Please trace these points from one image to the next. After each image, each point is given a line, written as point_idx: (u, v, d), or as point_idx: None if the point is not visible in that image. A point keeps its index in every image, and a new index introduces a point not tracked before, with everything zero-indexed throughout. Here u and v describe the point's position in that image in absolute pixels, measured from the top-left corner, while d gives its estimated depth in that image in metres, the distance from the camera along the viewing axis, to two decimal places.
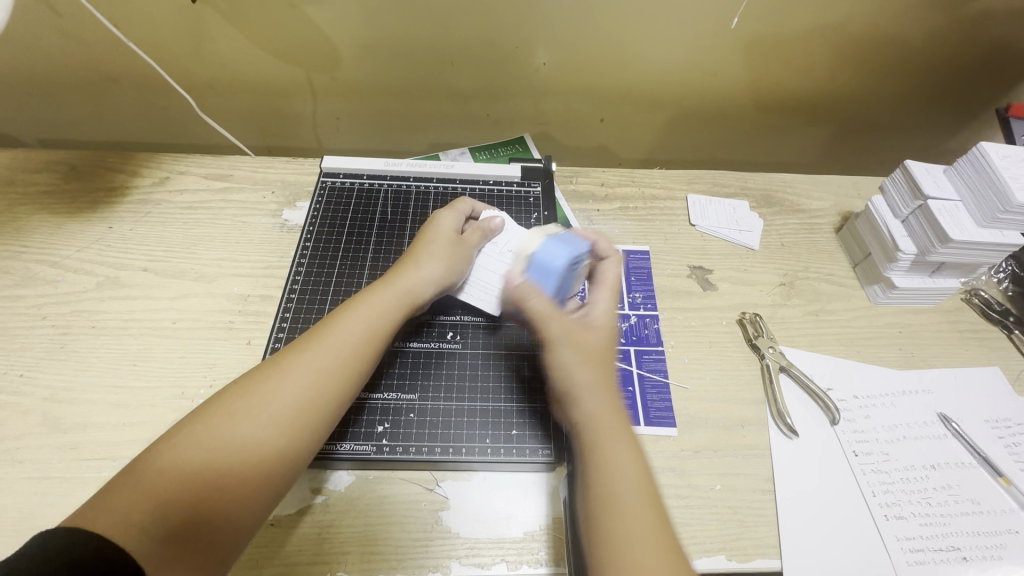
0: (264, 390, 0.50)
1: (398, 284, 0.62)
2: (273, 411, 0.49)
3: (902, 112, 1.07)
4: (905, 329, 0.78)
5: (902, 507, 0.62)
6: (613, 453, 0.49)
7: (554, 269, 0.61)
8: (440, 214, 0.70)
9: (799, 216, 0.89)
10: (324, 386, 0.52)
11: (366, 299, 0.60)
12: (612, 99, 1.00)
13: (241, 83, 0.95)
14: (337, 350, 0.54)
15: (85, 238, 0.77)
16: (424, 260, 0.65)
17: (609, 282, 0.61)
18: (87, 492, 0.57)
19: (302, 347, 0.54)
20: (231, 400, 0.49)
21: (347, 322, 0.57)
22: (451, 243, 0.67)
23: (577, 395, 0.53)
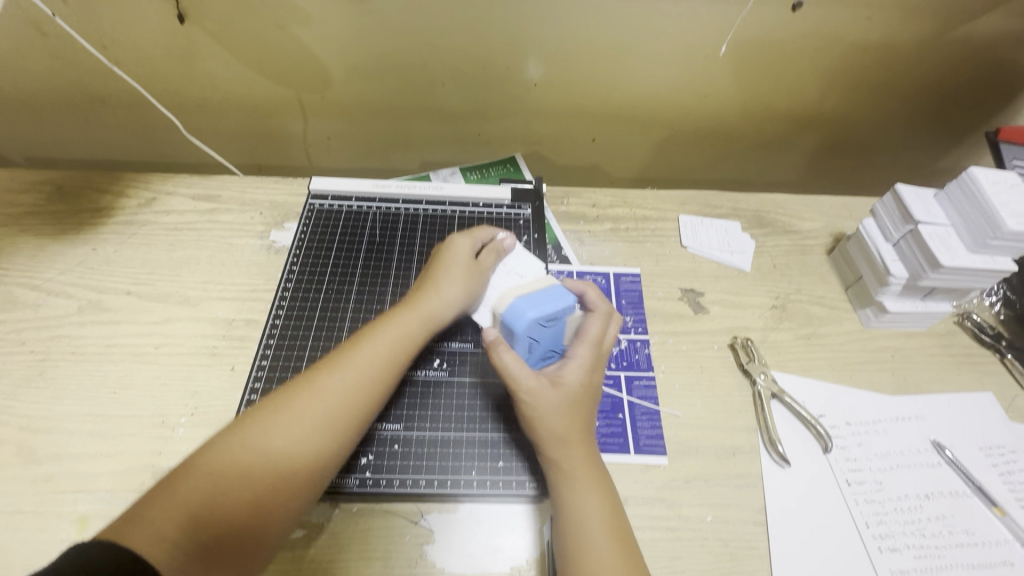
0: (293, 408, 0.51)
1: (421, 304, 0.63)
2: (300, 430, 0.50)
3: (893, 132, 1.07)
4: (898, 353, 0.77)
5: (896, 539, 0.61)
6: (581, 496, 0.53)
7: (534, 327, 0.58)
8: (457, 235, 0.71)
9: (790, 238, 0.89)
10: (351, 406, 0.53)
11: (392, 319, 0.61)
12: (604, 119, 1.00)
13: (231, 103, 0.95)
14: (364, 370, 0.55)
15: (68, 261, 0.76)
16: (445, 280, 0.65)
17: (590, 339, 0.61)
18: (60, 526, 0.56)
19: (330, 365, 0.55)
20: (262, 417, 0.51)
21: (374, 343, 0.58)
22: (470, 263, 0.67)
23: (549, 445, 0.56)
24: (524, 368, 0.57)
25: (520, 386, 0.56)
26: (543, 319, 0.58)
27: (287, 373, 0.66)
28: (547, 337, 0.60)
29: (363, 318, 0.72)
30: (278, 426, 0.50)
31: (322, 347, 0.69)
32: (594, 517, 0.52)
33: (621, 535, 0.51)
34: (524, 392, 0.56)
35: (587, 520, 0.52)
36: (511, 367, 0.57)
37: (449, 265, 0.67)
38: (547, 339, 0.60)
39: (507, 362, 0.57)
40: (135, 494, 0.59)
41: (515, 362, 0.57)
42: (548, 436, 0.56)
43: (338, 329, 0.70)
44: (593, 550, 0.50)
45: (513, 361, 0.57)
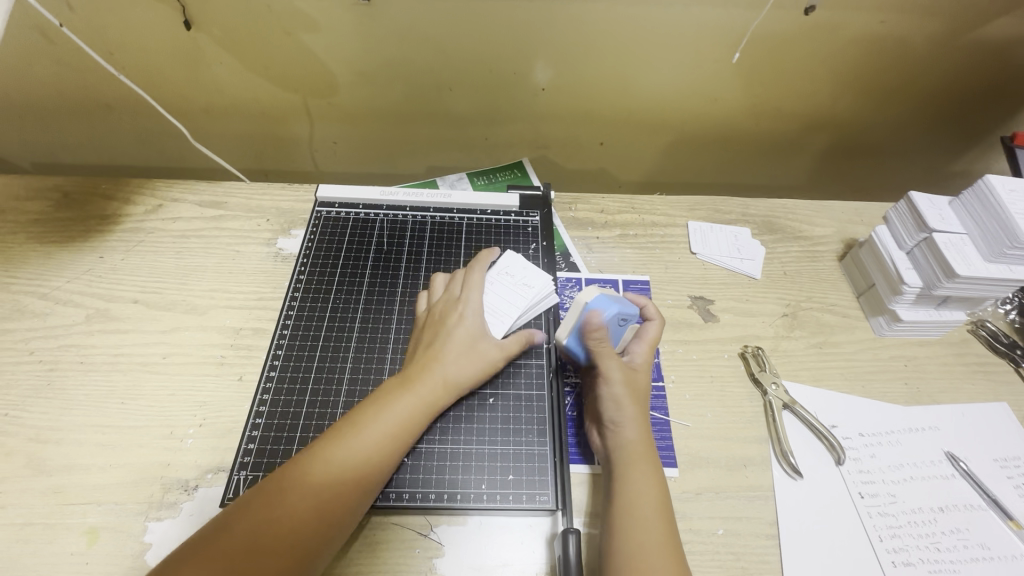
0: (290, 500, 0.49)
1: (424, 381, 0.59)
2: (293, 526, 0.48)
3: (904, 136, 1.06)
4: (911, 362, 0.76)
5: (910, 553, 0.60)
6: (642, 479, 0.56)
7: (615, 323, 0.63)
8: (465, 307, 0.65)
9: (801, 244, 0.88)
10: (365, 481, 0.53)
11: (393, 396, 0.58)
12: (612, 123, 1.00)
13: (237, 109, 0.94)
14: (363, 459, 0.53)
15: (75, 269, 0.76)
16: (450, 361, 0.61)
17: (650, 339, 0.66)
18: (70, 539, 0.56)
19: (328, 449, 0.53)
20: (255, 507, 0.49)
21: (374, 426, 0.55)
22: (479, 346, 0.63)
23: (626, 426, 0.59)
24: (614, 357, 0.62)
25: (608, 372, 0.62)
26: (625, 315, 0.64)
27: (295, 385, 0.66)
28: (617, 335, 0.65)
29: (371, 328, 0.71)
30: (271, 519, 0.48)
31: (330, 359, 0.68)
32: (649, 499, 0.54)
33: (669, 522, 0.53)
34: (610, 377, 0.61)
35: (645, 499, 0.54)
36: (604, 355, 0.62)
37: (454, 344, 0.62)
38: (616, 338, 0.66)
39: (601, 350, 0.62)
40: (144, 506, 0.58)
41: (608, 352, 0.62)
42: (622, 421, 0.60)
43: (346, 340, 0.70)
44: (647, 525, 0.52)
45: (607, 350, 0.62)
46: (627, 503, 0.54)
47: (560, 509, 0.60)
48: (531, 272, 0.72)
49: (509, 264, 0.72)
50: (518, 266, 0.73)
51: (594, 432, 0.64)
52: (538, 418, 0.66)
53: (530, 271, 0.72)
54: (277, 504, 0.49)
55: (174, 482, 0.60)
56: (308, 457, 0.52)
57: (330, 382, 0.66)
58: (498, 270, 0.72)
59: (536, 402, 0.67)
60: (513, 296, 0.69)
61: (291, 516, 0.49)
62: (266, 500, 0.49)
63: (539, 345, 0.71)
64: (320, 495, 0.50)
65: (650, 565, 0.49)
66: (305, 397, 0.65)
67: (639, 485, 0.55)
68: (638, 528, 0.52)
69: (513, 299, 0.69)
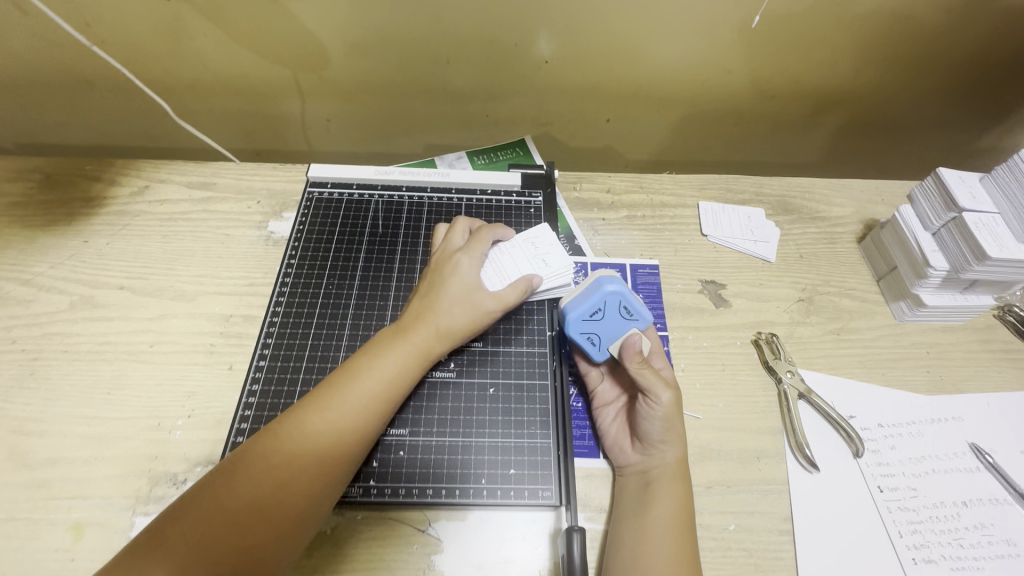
0: (283, 450, 0.48)
1: (417, 330, 0.57)
2: (289, 475, 0.47)
3: (928, 110, 1.00)
4: (934, 349, 0.72)
5: (931, 550, 0.57)
6: (672, 497, 0.54)
7: (607, 301, 0.61)
8: (464, 256, 0.62)
9: (818, 225, 0.84)
10: (359, 433, 0.51)
11: (385, 347, 0.55)
12: (619, 98, 0.95)
13: (224, 84, 0.90)
14: (357, 410, 0.51)
15: (58, 254, 0.73)
16: (444, 310, 0.58)
17: (657, 350, 0.63)
18: (54, 534, 0.54)
19: (321, 400, 0.51)
20: (251, 465, 0.47)
21: (368, 376, 0.53)
22: (475, 296, 0.60)
23: (668, 441, 0.57)
24: (662, 378, 0.58)
25: (658, 395, 0.57)
26: (624, 305, 0.61)
27: (285, 375, 0.63)
28: (605, 325, 0.62)
29: (366, 314, 0.68)
30: (268, 468, 0.47)
31: (322, 346, 0.65)
32: (673, 516, 0.53)
33: (688, 538, 0.52)
34: (660, 399, 0.57)
35: (672, 515, 0.53)
36: (652, 378, 0.57)
37: (449, 293, 0.59)
38: (604, 327, 0.62)
39: (647, 374, 0.57)
40: (131, 500, 0.56)
41: (653, 374, 0.58)
42: (666, 434, 0.57)
43: (339, 327, 0.67)
44: (673, 542, 0.52)
45: (650, 372, 0.57)
46: (656, 517, 0.53)
47: (564, 504, 0.57)
48: (558, 251, 0.67)
49: (538, 236, 0.68)
50: (546, 241, 0.68)
51: (628, 444, 0.60)
52: (541, 409, 0.63)
53: (555, 248, 0.67)
54: (271, 460, 0.47)
55: (163, 476, 0.58)
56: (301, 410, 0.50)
57: (322, 371, 0.63)
58: (523, 237, 0.68)
59: (539, 392, 0.64)
60: (524, 264, 0.65)
61: (286, 469, 0.47)
62: (261, 457, 0.47)
63: (542, 333, 0.68)
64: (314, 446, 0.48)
65: None
66: (297, 387, 0.62)
67: (666, 501, 0.54)
68: (658, 542, 0.51)
69: (523, 266, 0.65)
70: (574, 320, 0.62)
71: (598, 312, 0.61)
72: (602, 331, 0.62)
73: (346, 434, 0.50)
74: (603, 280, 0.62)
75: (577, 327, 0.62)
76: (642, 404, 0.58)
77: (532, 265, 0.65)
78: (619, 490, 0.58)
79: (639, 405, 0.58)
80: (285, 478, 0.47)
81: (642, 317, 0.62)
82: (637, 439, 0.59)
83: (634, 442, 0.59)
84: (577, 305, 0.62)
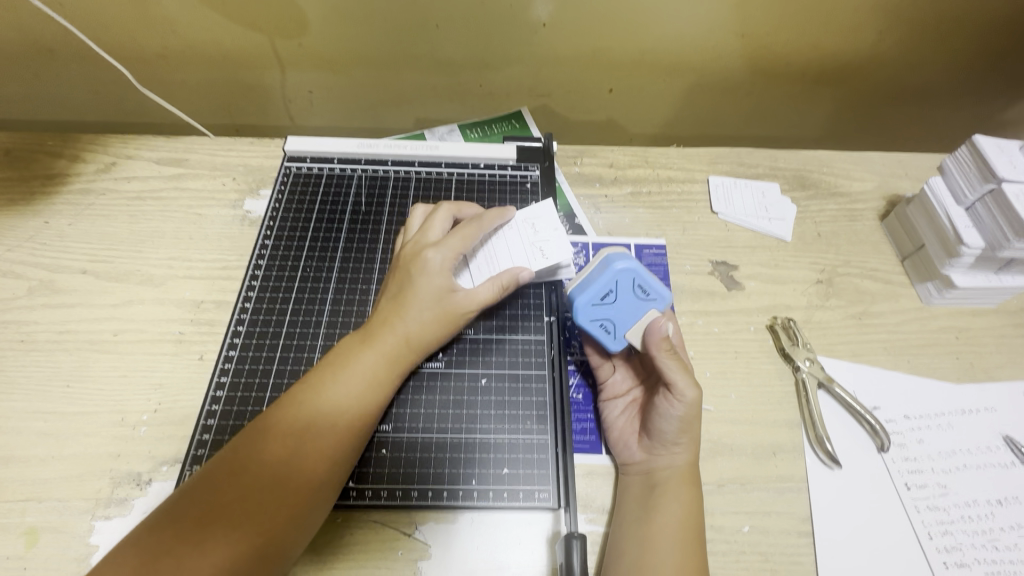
0: (238, 473, 0.43)
1: (385, 338, 0.51)
2: (243, 500, 0.42)
3: (955, 78, 0.93)
4: (964, 334, 0.67)
5: (963, 553, 0.53)
6: (680, 503, 0.50)
7: (619, 280, 0.56)
8: (434, 252, 0.55)
9: (837, 201, 0.77)
10: (325, 455, 0.45)
11: (351, 356, 0.50)
12: (622, 66, 0.88)
13: (197, 53, 0.84)
14: (325, 427, 0.46)
15: (17, 235, 0.68)
16: (412, 317, 0.52)
17: (677, 342, 0.59)
18: (6, 541, 0.49)
19: (282, 419, 0.46)
20: (204, 496, 0.42)
21: (333, 389, 0.47)
22: (446, 299, 0.54)
23: (678, 442, 0.52)
24: (688, 374, 0.52)
25: (682, 391, 0.51)
26: (639, 283, 0.56)
27: (258, 366, 0.58)
28: (618, 308, 0.56)
29: (347, 299, 0.62)
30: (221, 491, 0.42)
31: (298, 335, 0.60)
32: (682, 524, 0.48)
33: (697, 549, 0.48)
34: (684, 397, 0.51)
35: (678, 523, 0.48)
36: (677, 370, 0.52)
37: (418, 297, 0.53)
38: (618, 312, 0.56)
39: (673, 366, 0.52)
40: (91, 503, 0.51)
41: (679, 367, 0.52)
42: (677, 436, 0.52)
43: (317, 314, 0.61)
44: (680, 553, 0.47)
45: (675, 362, 0.52)
46: (662, 525, 0.48)
47: (562, 506, 0.52)
48: (559, 237, 0.62)
49: (538, 217, 0.63)
50: (548, 225, 0.63)
51: (635, 440, 0.55)
52: (537, 402, 0.57)
53: (554, 235, 0.62)
54: (229, 489, 0.42)
55: (126, 476, 0.53)
56: (260, 429, 0.45)
57: (298, 361, 0.58)
58: (522, 217, 0.63)
59: (535, 383, 0.59)
60: (518, 253, 0.61)
61: (246, 500, 0.42)
62: (216, 486, 0.42)
63: (539, 320, 0.62)
64: (277, 471, 0.43)
65: None
66: (269, 380, 0.57)
67: (674, 507, 0.49)
68: (662, 555, 0.46)
69: (517, 254, 0.60)
70: (583, 306, 0.56)
71: (609, 295, 0.56)
72: (617, 317, 0.56)
73: (312, 456, 0.45)
74: (613, 257, 0.57)
75: (587, 314, 0.57)
76: (662, 399, 0.53)
77: (528, 254, 0.61)
78: (621, 494, 0.53)
79: (658, 400, 0.53)
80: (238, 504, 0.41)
81: (661, 296, 0.56)
82: (647, 436, 0.54)
83: (642, 439, 0.54)
84: (586, 287, 0.56)
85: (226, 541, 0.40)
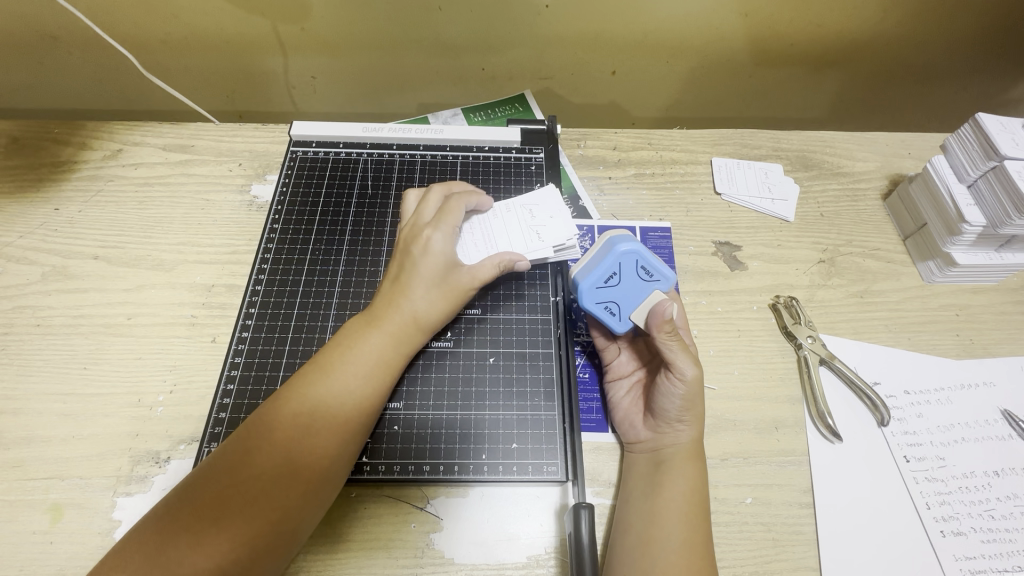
0: (251, 453, 0.44)
1: (390, 318, 0.52)
2: (257, 478, 0.43)
3: (960, 57, 0.93)
4: (964, 311, 0.68)
5: (960, 522, 0.54)
6: (685, 477, 0.51)
7: (622, 261, 0.56)
8: (435, 233, 0.56)
9: (839, 181, 0.78)
10: (337, 433, 0.46)
11: (357, 338, 0.51)
12: (625, 48, 0.88)
13: (200, 39, 0.84)
14: (334, 407, 0.47)
15: (28, 222, 0.68)
16: (417, 298, 0.53)
17: (681, 324, 0.60)
18: (32, 516, 0.51)
19: (292, 399, 0.47)
20: (221, 478, 0.43)
21: (342, 370, 0.48)
22: (451, 277, 0.55)
23: (682, 420, 0.53)
24: (689, 353, 0.53)
25: (683, 370, 0.52)
26: (641, 265, 0.56)
27: (270, 347, 0.59)
28: (622, 290, 0.57)
29: (356, 281, 0.63)
30: (235, 471, 0.43)
31: (309, 316, 0.61)
32: (687, 497, 0.50)
33: (703, 520, 0.49)
34: (685, 375, 0.52)
35: (684, 497, 0.50)
36: (678, 351, 0.53)
37: (421, 276, 0.54)
38: (621, 294, 0.57)
39: (673, 347, 0.53)
40: (112, 480, 0.53)
41: (680, 348, 0.53)
42: (681, 414, 0.53)
43: (327, 296, 0.62)
44: (685, 524, 0.48)
45: (677, 344, 0.53)
46: (668, 499, 0.49)
47: (571, 479, 0.54)
48: (556, 223, 0.63)
49: (536, 204, 0.64)
50: (546, 213, 0.63)
51: (640, 420, 0.56)
52: (545, 379, 0.59)
53: (553, 220, 0.63)
54: (243, 468, 0.43)
55: (145, 454, 0.54)
56: (271, 411, 0.46)
57: (309, 342, 0.59)
58: (520, 203, 0.64)
59: (543, 361, 0.60)
60: (517, 236, 0.61)
61: (261, 479, 0.43)
62: (231, 467, 0.43)
63: (545, 300, 0.63)
64: (290, 451, 0.44)
65: (683, 563, 0.46)
66: (282, 359, 0.58)
67: (680, 482, 0.50)
68: (669, 528, 0.48)
69: (515, 238, 0.61)
70: (587, 289, 0.57)
71: (612, 278, 0.57)
72: (620, 300, 0.57)
73: (323, 434, 0.46)
74: (616, 240, 0.57)
75: (592, 297, 0.57)
76: (664, 378, 0.54)
77: (526, 238, 0.61)
78: (628, 473, 0.54)
79: (660, 379, 0.54)
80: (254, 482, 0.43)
81: (664, 277, 0.57)
82: (652, 415, 0.55)
83: (647, 418, 0.56)
84: (589, 272, 0.58)
85: (245, 519, 0.41)
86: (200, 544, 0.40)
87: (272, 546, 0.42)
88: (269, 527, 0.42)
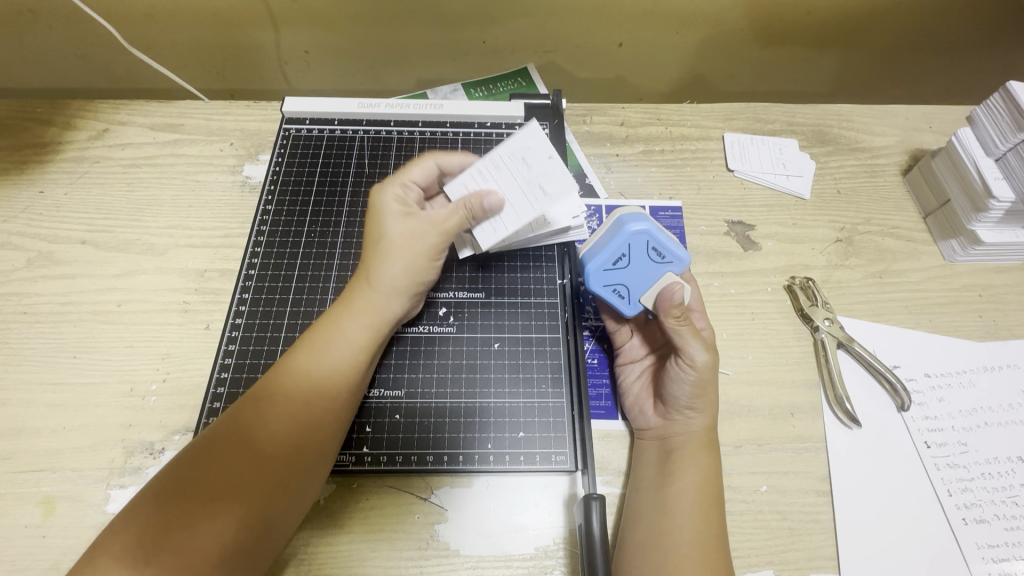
0: (225, 443, 0.42)
1: (361, 294, 0.49)
2: (232, 466, 0.41)
3: (983, 24, 0.88)
4: (987, 292, 0.65)
5: (983, 509, 0.52)
6: (696, 468, 0.49)
7: (632, 241, 0.53)
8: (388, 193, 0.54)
9: (857, 156, 0.74)
10: (313, 420, 0.44)
11: (333, 320, 0.48)
12: (633, 19, 0.83)
13: (187, 11, 0.80)
14: (309, 392, 0.44)
15: (12, 206, 0.66)
16: (385, 267, 0.50)
17: (696, 308, 0.57)
18: (23, 510, 0.49)
19: (266, 386, 0.45)
20: (195, 467, 0.41)
21: (316, 354, 0.46)
22: (408, 230, 0.51)
23: (693, 408, 0.51)
24: (700, 339, 0.50)
25: (694, 357, 0.50)
26: (653, 246, 0.53)
27: (265, 334, 0.56)
28: (631, 272, 0.54)
29: (353, 264, 0.61)
30: (209, 460, 0.41)
31: (306, 301, 0.58)
32: (699, 488, 0.48)
33: (717, 513, 0.47)
34: (696, 361, 0.50)
35: (695, 488, 0.48)
36: (689, 336, 0.50)
37: (387, 243, 0.51)
38: (631, 277, 0.54)
39: (684, 332, 0.50)
40: (105, 472, 0.51)
41: (692, 333, 0.51)
42: (692, 402, 0.51)
43: (324, 280, 0.60)
44: (696, 516, 0.46)
45: (688, 329, 0.51)
46: (678, 491, 0.47)
47: (580, 469, 0.52)
48: (554, 164, 0.55)
49: (528, 148, 0.55)
50: (541, 155, 0.55)
51: (650, 406, 0.54)
52: (551, 366, 0.56)
53: (550, 165, 0.54)
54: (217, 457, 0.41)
55: (139, 445, 0.53)
56: (246, 399, 0.44)
57: (305, 329, 0.57)
58: (506, 152, 0.55)
59: (550, 347, 0.57)
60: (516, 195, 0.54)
61: (234, 467, 0.41)
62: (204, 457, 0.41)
63: (551, 282, 0.61)
64: (264, 441, 0.42)
65: (695, 557, 0.44)
66: (278, 346, 0.56)
67: (691, 472, 0.48)
68: (680, 521, 0.46)
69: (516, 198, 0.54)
70: (595, 271, 0.55)
71: (621, 259, 0.54)
72: (630, 282, 0.54)
73: (301, 422, 0.43)
74: (626, 219, 0.54)
75: (599, 279, 0.55)
76: (674, 364, 0.52)
77: (527, 194, 0.54)
78: (638, 461, 0.52)
79: (670, 365, 0.52)
80: (229, 472, 0.41)
81: (677, 258, 0.54)
82: (662, 402, 0.53)
83: (657, 405, 0.53)
84: (598, 252, 0.55)
85: (221, 512, 0.39)
86: (173, 540, 0.38)
87: (252, 537, 0.40)
88: (246, 519, 0.40)
